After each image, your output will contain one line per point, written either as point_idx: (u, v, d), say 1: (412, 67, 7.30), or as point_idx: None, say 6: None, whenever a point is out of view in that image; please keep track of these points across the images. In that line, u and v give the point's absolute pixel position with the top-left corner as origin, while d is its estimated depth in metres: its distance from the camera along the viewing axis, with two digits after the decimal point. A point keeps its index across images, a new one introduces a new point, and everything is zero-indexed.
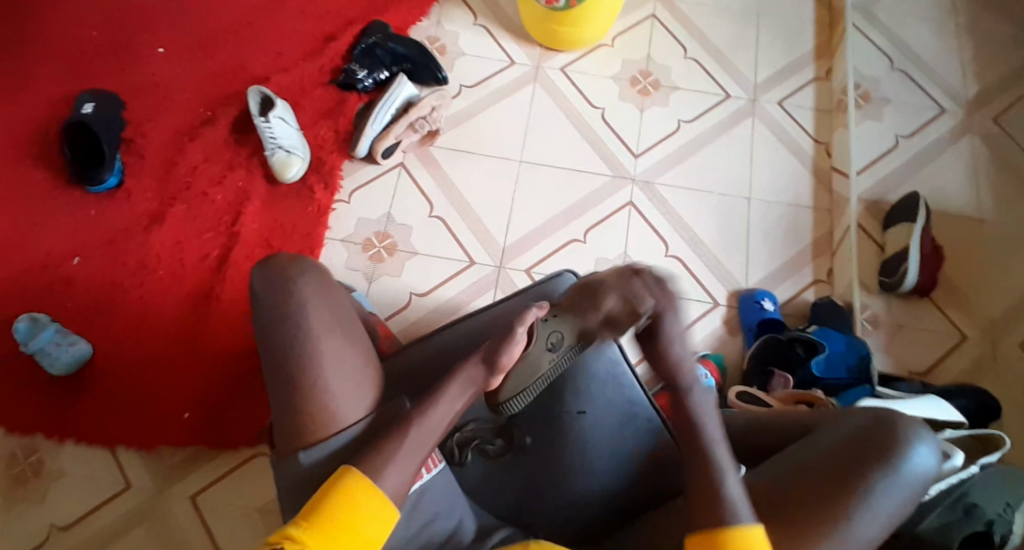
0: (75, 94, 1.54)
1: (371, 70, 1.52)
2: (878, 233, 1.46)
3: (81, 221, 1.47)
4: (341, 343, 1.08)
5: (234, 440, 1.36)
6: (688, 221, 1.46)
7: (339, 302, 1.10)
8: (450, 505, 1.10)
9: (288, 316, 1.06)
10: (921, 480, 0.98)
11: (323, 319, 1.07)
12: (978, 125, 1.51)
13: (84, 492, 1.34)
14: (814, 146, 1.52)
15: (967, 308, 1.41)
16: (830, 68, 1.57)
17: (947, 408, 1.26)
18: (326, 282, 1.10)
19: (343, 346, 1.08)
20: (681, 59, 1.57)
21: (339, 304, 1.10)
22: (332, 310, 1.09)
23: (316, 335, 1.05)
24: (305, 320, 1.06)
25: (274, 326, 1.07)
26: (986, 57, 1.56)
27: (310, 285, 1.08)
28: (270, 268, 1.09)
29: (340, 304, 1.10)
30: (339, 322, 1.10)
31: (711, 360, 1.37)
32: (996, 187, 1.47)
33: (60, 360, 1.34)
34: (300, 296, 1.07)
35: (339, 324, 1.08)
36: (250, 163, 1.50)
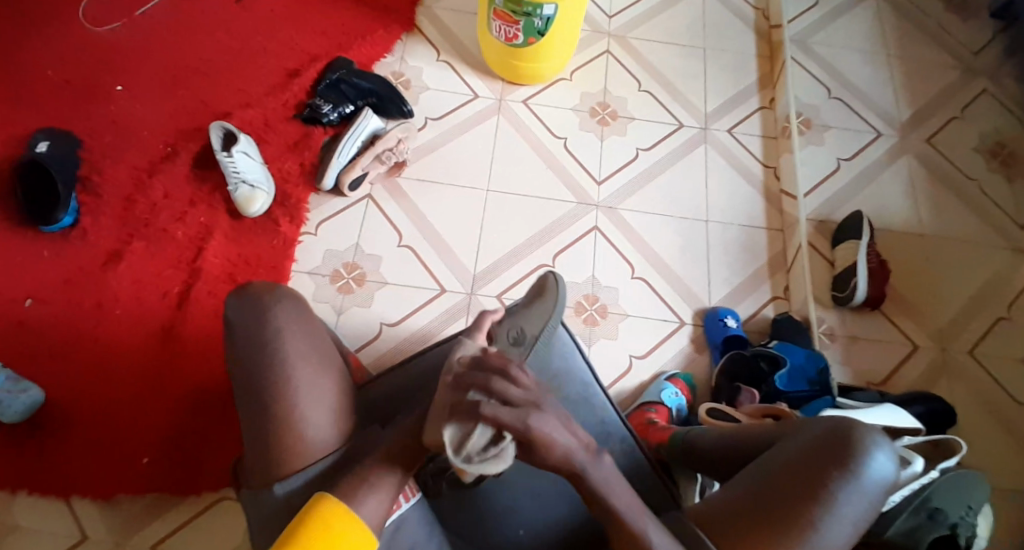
0: (28, 133, 1.50)
1: (336, 105, 1.54)
2: (827, 250, 1.54)
3: (34, 261, 1.42)
4: (319, 370, 1.04)
5: (198, 483, 1.31)
6: (651, 243, 1.51)
7: (316, 331, 1.06)
8: (428, 535, 1.07)
9: (264, 346, 1.02)
10: (880, 486, 1.02)
11: (299, 347, 1.03)
12: (912, 147, 1.63)
13: (40, 545, 1.27)
14: (764, 170, 1.60)
15: (915, 318, 1.49)
16: (774, 98, 1.67)
17: (904, 416, 1.31)
18: (303, 312, 1.06)
19: (319, 374, 1.04)
20: (635, 91, 1.65)
21: (315, 330, 1.07)
22: (309, 338, 1.05)
23: (292, 363, 1.02)
24: (282, 349, 1.01)
25: (252, 351, 1.02)
26: (917, 85, 1.69)
27: (286, 314, 1.04)
28: (244, 297, 1.04)
29: (316, 331, 1.06)
30: (316, 348, 1.05)
31: (681, 380, 1.40)
32: (935, 204, 1.58)
33: (11, 409, 1.28)
34: (278, 324, 1.03)
35: (316, 353, 1.04)
36: (213, 199, 1.49)
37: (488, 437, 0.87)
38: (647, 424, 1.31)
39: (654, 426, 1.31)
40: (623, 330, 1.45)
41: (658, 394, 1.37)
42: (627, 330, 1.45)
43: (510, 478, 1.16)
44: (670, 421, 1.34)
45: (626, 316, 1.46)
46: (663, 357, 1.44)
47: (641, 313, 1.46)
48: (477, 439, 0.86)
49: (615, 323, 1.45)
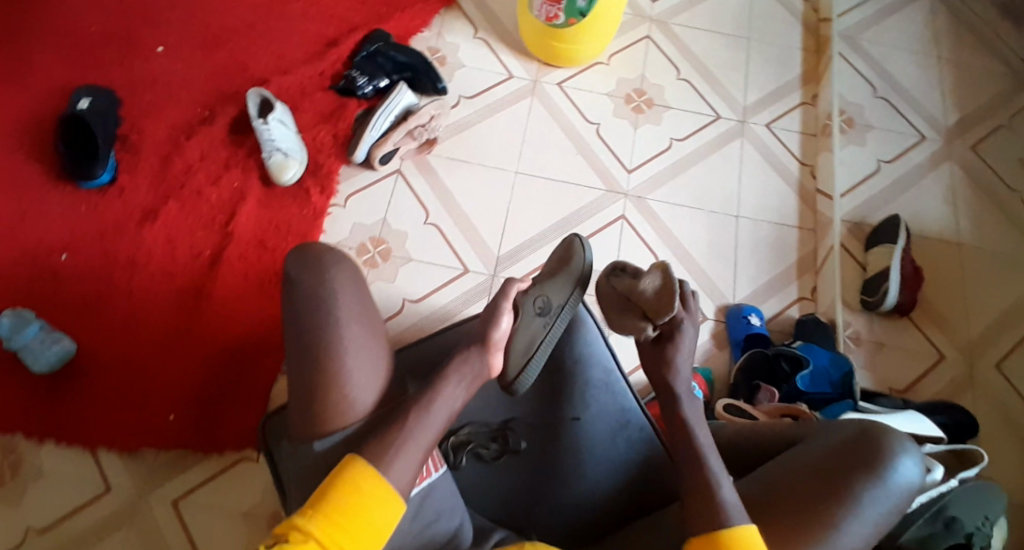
0: (71, 89, 1.53)
1: (371, 78, 1.54)
2: (860, 253, 1.50)
3: (72, 215, 1.45)
4: (368, 334, 1.06)
5: (221, 441, 1.34)
6: (678, 235, 1.50)
7: (367, 291, 1.09)
8: (452, 506, 1.07)
9: (317, 302, 1.05)
10: (905, 490, 1.01)
11: (351, 308, 1.06)
12: (956, 153, 1.58)
13: (65, 494, 1.31)
14: (800, 167, 1.57)
15: (944, 328, 1.46)
16: (817, 93, 1.63)
17: (927, 424, 1.29)
18: (356, 276, 1.09)
19: (369, 337, 1.07)
20: (674, 79, 1.62)
21: (366, 295, 1.09)
22: (362, 303, 1.08)
23: (344, 322, 1.04)
24: (335, 309, 1.04)
25: (303, 308, 1.05)
26: (965, 88, 1.64)
27: (343, 274, 1.07)
28: (306, 253, 1.07)
29: (367, 295, 1.09)
30: (366, 311, 1.08)
31: (699, 375, 1.39)
32: (974, 213, 1.53)
33: (41, 359, 1.32)
34: (333, 285, 1.06)
35: (366, 318, 1.07)
36: (246, 163, 1.51)
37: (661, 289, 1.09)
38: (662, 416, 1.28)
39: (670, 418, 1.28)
40: None
41: (677, 385, 1.33)
42: None
43: (528, 457, 1.17)
44: (687, 413, 1.31)
45: None
46: None
47: None
48: (649, 286, 1.10)
49: None
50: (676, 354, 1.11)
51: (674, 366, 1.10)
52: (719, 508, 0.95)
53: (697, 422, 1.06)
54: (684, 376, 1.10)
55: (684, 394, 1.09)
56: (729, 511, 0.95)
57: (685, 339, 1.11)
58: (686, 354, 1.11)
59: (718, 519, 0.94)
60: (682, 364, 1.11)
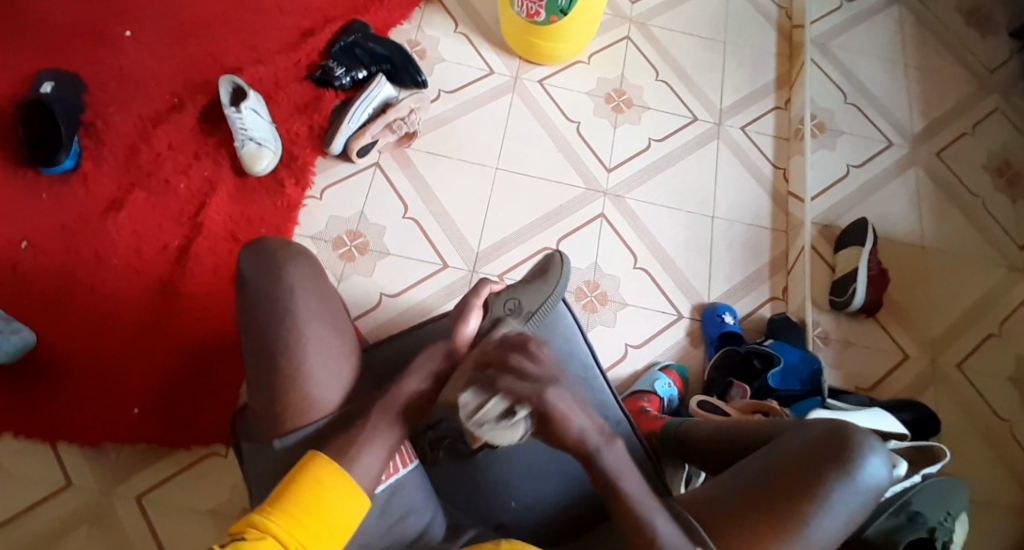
0: (32, 72, 1.47)
1: (349, 69, 1.51)
2: (829, 255, 1.54)
3: (33, 204, 1.39)
4: (328, 331, 1.08)
5: (190, 438, 1.31)
6: (655, 234, 1.51)
7: (328, 291, 1.11)
8: (425, 502, 1.12)
9: (277, 301, 1.06)
10: (874, 488, 1.04)
11: (311, 306, 1.07)
12: (921, 159, 1.63)
13: (23, 489, 1.27)
14: (774, 170, 1.60)
15: (908, 328, 1.50)
16: (790, 98, 1.67)
17: (890, 421, 1.34)
18: (316, 273, 1.10)
19: (328, 334, 1.08)
20: (652, 80, 1.63)
21: (328, 296, 1.11)
22: (322, 301, 1.09)
23: (303, 319, 1.06)
24: (292, 306, 1.06)
25: (261, 306, 1.06)
26: (931, 97, 1.69)
27: (300, 271, 1.09)
28: (260, 252, 1.09)
29: (328, 296, 1.10)
30: (328, 312, 1.10)
31: (674, 371, 1.42)
32: (939, 218, 1.58)
33: (0, 350, 1.25)
34: (292, 283, 1.07)
35: (327, 315, 1.09)
36: (218, 153, 1.47)
37: (503, 410, 0.94)
38: (638, 412, 1.33)
39: (645, 414, 1.33)
40: (622, 319, 1.45)
41: (650, 383, 1.39)
42: (625, 319, 1.45)
43: (504, 451, 1.20)
44: (661, 410, 1.36)
45: (624, 305, 1.46)
46: (659, 348, 1.45)
47: (641, 303, 1.47)
48: (492, 411, 0.93)
49: (614, 310, 1.46)
50: (560, 413, 0.93)
51: (569, 422, 0.94)
52: (660, 544, 0.95)
53: (621, 470, 0.96)
54: (589, 428, 0.95)
55: (601, 445, 0.96)
56: (668, 547, 0.95)
57: (558, 395, 0.93)
58: (571, 414, 0.94)
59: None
60: (574, 414, 0.95)
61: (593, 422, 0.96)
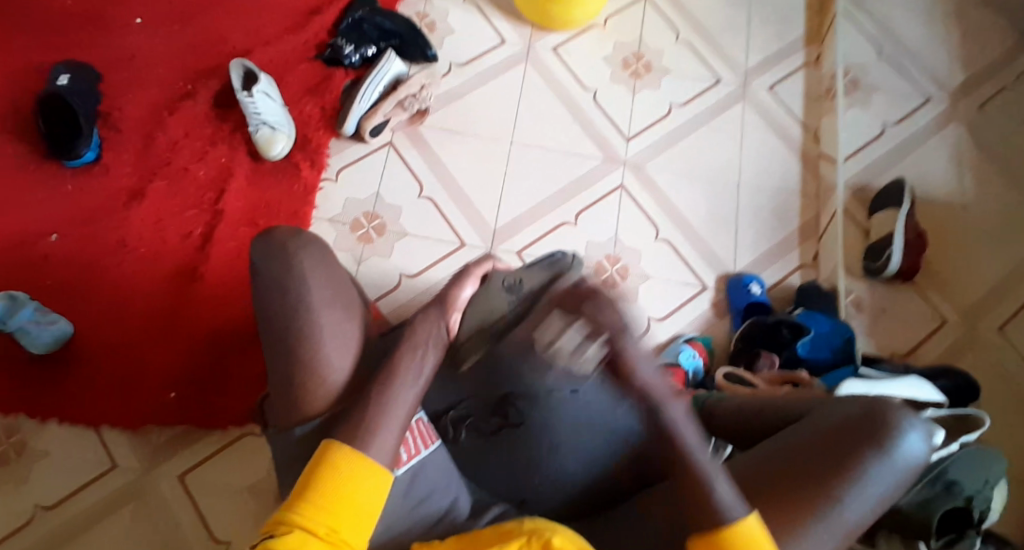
0: (49, 66, 1.49)
1: (357, 46, 1.49)
2: (862, 219, 1.48)
3: (59, 197, 1.42)
4: (342, 316, 1.05)
5: (221, 420, 1.33)
6: (678, 204, 1.47)
7: (337, 277, 1.08)
8: (446, 483, 1.10)
9: (287, 289, 1.03)
10: (912, 465, 0.99)
11: (323, 293, 1.04)
12: (961, 114, 1.54)
13: (69, 473, 1.30)
14: (803, 131, 1.53)
15: (946, 291, 1.44)
16: (820, 55, 1.59)
17: (928, 388, 1.28)
18: (326, 257, 1.07)
19: (343, 320, 1.05)
20: (672, 42, 1.58)
21: (338, 277, 1.07)
22: (332, 284, 1.06)
23: (316, 310, 1.03)
24: (305, 296, 1.03)
25: (276, 293, 1.03)
26: (972, 47, 1.60)
27: (310, 259, 1.05)
28: (269, 241, 1.05)
29: (339, 278, 1.07)
30: (339, 295, 1.06)
31: (700, 343, 1.37)
32: (980, 175, 1.50)
33: (39, 340, 1.30)
34: (302, 270, 1.04)
35: (339, 300, 1.06)
36: (233, 139, 1.47)
37: (579, 339, 1.04)
38: None
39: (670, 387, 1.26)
40: (644, 293, 1.42)
41: (675, 356, 1.34)
42: (648, 292, 1.42)
43: (529, 429, 1.12)
44: (686, 383, 1.31)
45: (647, 278, 1.42)
46: (683, 320, 1.41)
47: (664, 275, 1.43)
48: (569, 342, 1.05)
49: (636, 284, 1.42)
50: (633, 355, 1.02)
51: (633, 365, 1.02)
52: (715, 504, 0.91)
53: (682, 421, 0.99)
54: (657, 382, 1.02)
55: (666, 398, 1.02)
56: (725, 505, 0.91)
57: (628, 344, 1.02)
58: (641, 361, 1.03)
59: (716, 514, 0.91)
60: (649, 371, 1.02)
61: (658, 379, 1.02)
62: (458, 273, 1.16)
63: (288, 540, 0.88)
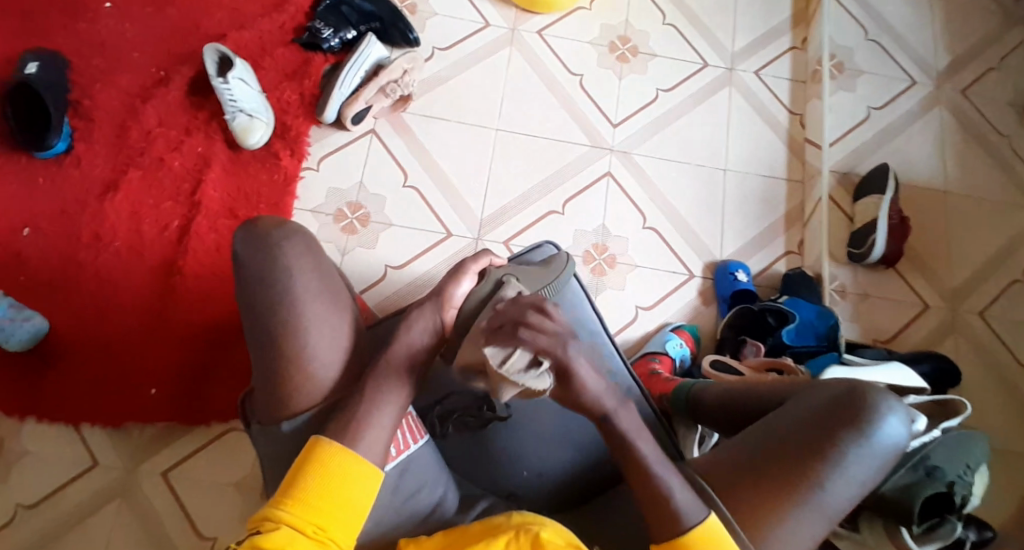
0: (15, 52, 1.43)
1: (336, 29, 1.46)
2: (848, 205, 1.48)
3: (30, 189, 1.37)
4: (329, 306, 1.00)
5: (203, 416, 1.30)
6: (664, 192, 1.46)
7: (325, 267, 1.02)
8: (437, 475, 1.05)
9: (266, 281, 0.98)
10: (891, 448, 0.97)
11: (311, 284, 0.99)
12: (946, 97, 1.55)
13: (51, 470, 1.27)
14: (789, 117, 1.53)
15: (930, 278, 1.45)
16: (807, 37, 1.59)
17: (910, 375, 1.27)
18: (311, 246, 1.01)
19: (331, 311, 1.00)
20: (659, 24, 1.56)
21: (324, 266, 1.02)
22: (320, 274, 1.01)
23: (302, 300, 0.98)
24: (289, 286, 0.97)
25: (259, 287, 0.98)
26: (954, 29, 1.60)
27: (295, 248, 0.99)
28: (254, 233, 1.00)
29: (324, 266, 1.02)
30: (328, 285, 1.01)
31: (686, 331, 1.38)
32: (963, 160, 1.51)
33: (17, 337, 1.25)
34: (286, 263, 0.98)
35: (327, 290, 1.00)
36: (209, 128, 1.43)
37: (525, 357, 0.84)
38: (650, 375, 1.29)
39: (658, 376, 1.29)
40: (632, 281, 1.41)
41: (662, 344, 1.35)
42: (636, 281, 1.41)
43: (514, 424, 1.12)
44: (673, 371, 1.32)
45: (635, 266, 1.42)
46: (671, 308, 1.41)
47: (650, 264, 1.42)
48: (515, 362, 0.84)
49: (624, 273, 1.41)
50: (580, 380, 0.87)
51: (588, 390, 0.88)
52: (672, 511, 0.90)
53: (637, 433, 0.92)
54: (604, 390, 0.90)
55: (616, 407, 0.91)
56: (683, 509, 0.90)
57: (580, 354, 0.86)
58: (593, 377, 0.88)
59: (674, 520, 0.89)
60: (592, 377, 0.88)
61: (612, 389, 0.91)
62: (455, 265, 1.10)
63: (273, 538, 0.84)
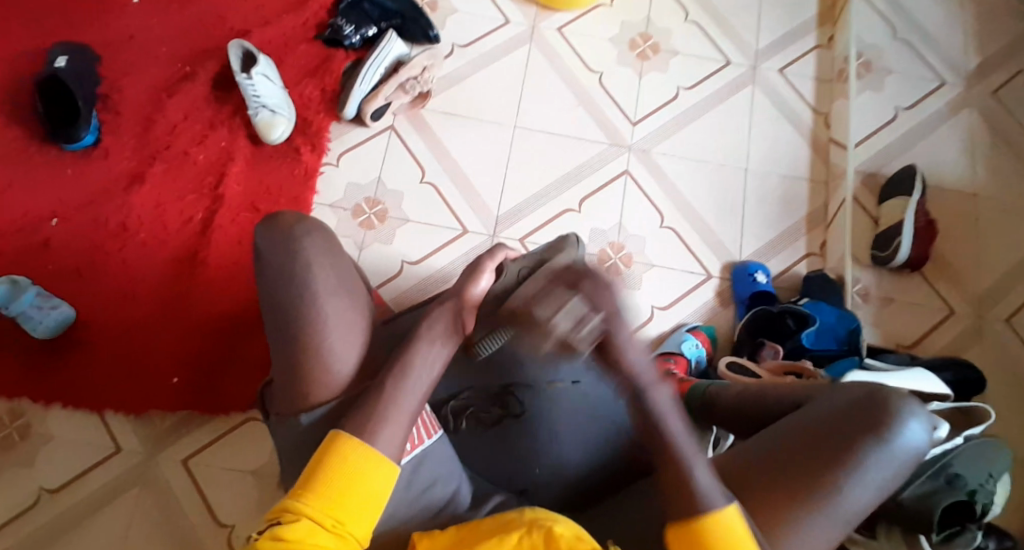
0: (46, 46, 1.47)
1: (358, 27, 1.47)
2: (873, 207, 1.45)
3: (59, 181, 1.41)
4: (346, 305, 1.00)
5: (226, 404, 1.33)
6: (685, 191, 1.45)
7: (342, 263, 1.02)
8: (449, 470, 1.05)
9: (289, 275, 0.97)
10: (912, 454, 0.94)
11: (329, 282, 0.99)
12: (977, 98, 1.51)
13: (73, 456, 1.31)
14: (814, 116, 1.51)
15: (956, 282, 1.41)
16: (833, 36, 1.56)
17: (935, 381, 1.24)
18: (332, 245, 1.01)
19: (349, 308, 1.01)
20: (682, 22, 1.55)
21: (342, 263, 1.02)
22: (338, 272, 1.01)
23: (311, 299, 0.98)
24: (310, 284, 0.97)
25: (278, 283, 0.98)
26: (989, 27, 1.56)
27: (316, 248, 0.99)
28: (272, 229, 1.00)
29: (343, 265, 1.02)
30: (343, 283, 1.02)
31: (702, 332, 1.36)
32: (993, 162, 1.47)
33: (42, 324, 1.29)
34: (307, 259, 0.98)
35: (345, 289, 1.01)
36: (232, 122, 1.45)
37: (576, 317, 0.81)
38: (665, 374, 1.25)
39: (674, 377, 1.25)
40: (648, 281, 1.40)
41: (678, 344, 1.33)
42: (652, 280, 1.40)
43: (529, 419, 1.12)
44: (688, 372, 1.30)
45: (651, 266, 1.41)
46: (687, 308, 1.39)
47: (667, 263, 1.41)
48: (563, 321, 0.81)
49: (640, 272, 1.40)
50: (625, 351, 0.83)
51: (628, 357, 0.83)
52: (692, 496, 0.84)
53: (668, 412, 0.85)
54: (644, 363, 0.84)
55: (650, 383, 0.85)
56: (704, 494, 0.84)
57: (624, 330, 0.82)
58: (633, 347, 0.83)
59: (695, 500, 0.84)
60: (636, 348, 0.83)
61: (649, 361, 0.85)
62: (472, 263, 1.13)
63: (295, 528, 0.85)
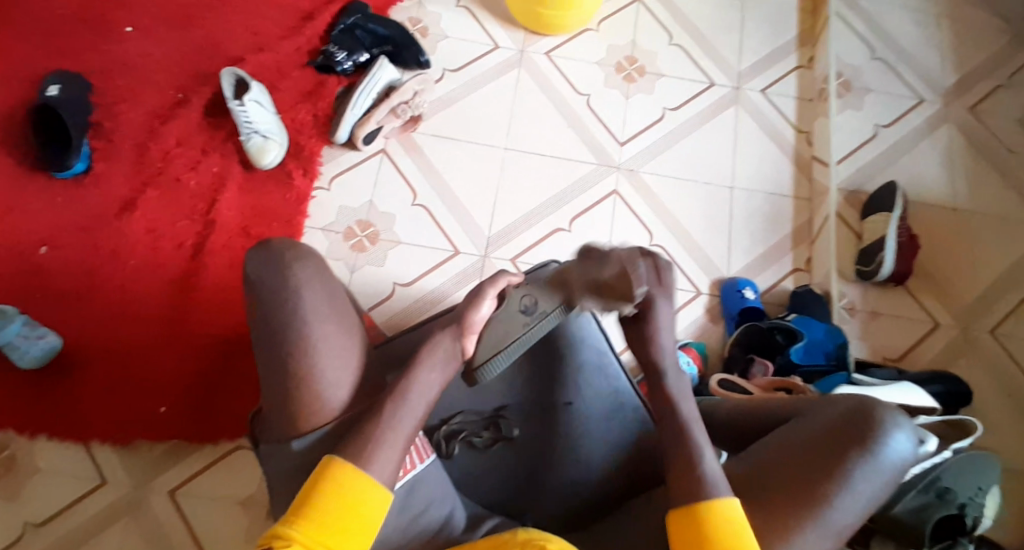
0: (39, 74, 1.48)
1: (351, 52, 1.49)
2: (856, 222, 1.48)
3: (49, 207, 1.41)
4: (337, 329, 0.98)
5: (216, 431, 1.32)
6: (672, 210, 1.47)
7: (335, 289, 1.01)
8: (444, 493, 1.03)
9: (280, 304, 0.97)
10: (898, 465, 0.93)
11: (317, 305, 0.98)
12: (954, 115, 1.55)
13: (61, 487, 1.29)
14: (796, 134, 1.54)
15: (938, 296, 1.44)
16: (814, 56, 1.60)
17: (921, 394, 1.25)
18: (323, 270, 1.00)
19: (340, 334, 0.99)
20: (666, 45, 1.58)
21: (335, 290, 1.01)
22: (331, 300, 0.99)
23: (311, 318, 0.97)
24: (301, 309, 0.97)
25: (272, 309, 0.98)
26: (963, 47, 1.60)
27: (307, 273, 0.99)
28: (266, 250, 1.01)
29: (336, 292, 1.01)
30: (337, 310, 1.00)
31: (693, 348, 1.37)
32: (972, 178, 1.50)
33: (29, 354, 1.28)
34: (298, 283, 0.97)
35: (336, 314, 0.99)
36: (225, 148, 1.46)
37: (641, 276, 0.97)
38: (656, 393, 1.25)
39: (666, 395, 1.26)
40: None
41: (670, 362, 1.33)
42: None
43: (524, 443, 1.10)
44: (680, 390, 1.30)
45: None
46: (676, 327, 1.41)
47: None
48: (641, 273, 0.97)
49: None
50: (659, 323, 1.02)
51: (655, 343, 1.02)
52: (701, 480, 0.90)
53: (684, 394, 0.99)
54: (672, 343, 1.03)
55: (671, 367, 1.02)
56: (713, 479, 0.90)
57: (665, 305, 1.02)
58: (667, 329, 1.02)
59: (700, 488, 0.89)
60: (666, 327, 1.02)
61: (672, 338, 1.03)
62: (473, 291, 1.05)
63: None
